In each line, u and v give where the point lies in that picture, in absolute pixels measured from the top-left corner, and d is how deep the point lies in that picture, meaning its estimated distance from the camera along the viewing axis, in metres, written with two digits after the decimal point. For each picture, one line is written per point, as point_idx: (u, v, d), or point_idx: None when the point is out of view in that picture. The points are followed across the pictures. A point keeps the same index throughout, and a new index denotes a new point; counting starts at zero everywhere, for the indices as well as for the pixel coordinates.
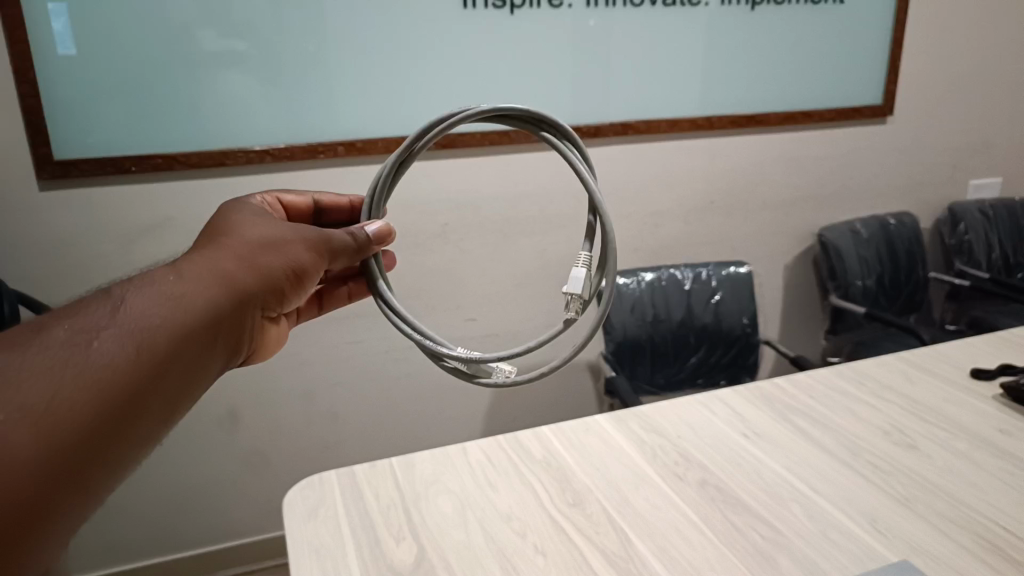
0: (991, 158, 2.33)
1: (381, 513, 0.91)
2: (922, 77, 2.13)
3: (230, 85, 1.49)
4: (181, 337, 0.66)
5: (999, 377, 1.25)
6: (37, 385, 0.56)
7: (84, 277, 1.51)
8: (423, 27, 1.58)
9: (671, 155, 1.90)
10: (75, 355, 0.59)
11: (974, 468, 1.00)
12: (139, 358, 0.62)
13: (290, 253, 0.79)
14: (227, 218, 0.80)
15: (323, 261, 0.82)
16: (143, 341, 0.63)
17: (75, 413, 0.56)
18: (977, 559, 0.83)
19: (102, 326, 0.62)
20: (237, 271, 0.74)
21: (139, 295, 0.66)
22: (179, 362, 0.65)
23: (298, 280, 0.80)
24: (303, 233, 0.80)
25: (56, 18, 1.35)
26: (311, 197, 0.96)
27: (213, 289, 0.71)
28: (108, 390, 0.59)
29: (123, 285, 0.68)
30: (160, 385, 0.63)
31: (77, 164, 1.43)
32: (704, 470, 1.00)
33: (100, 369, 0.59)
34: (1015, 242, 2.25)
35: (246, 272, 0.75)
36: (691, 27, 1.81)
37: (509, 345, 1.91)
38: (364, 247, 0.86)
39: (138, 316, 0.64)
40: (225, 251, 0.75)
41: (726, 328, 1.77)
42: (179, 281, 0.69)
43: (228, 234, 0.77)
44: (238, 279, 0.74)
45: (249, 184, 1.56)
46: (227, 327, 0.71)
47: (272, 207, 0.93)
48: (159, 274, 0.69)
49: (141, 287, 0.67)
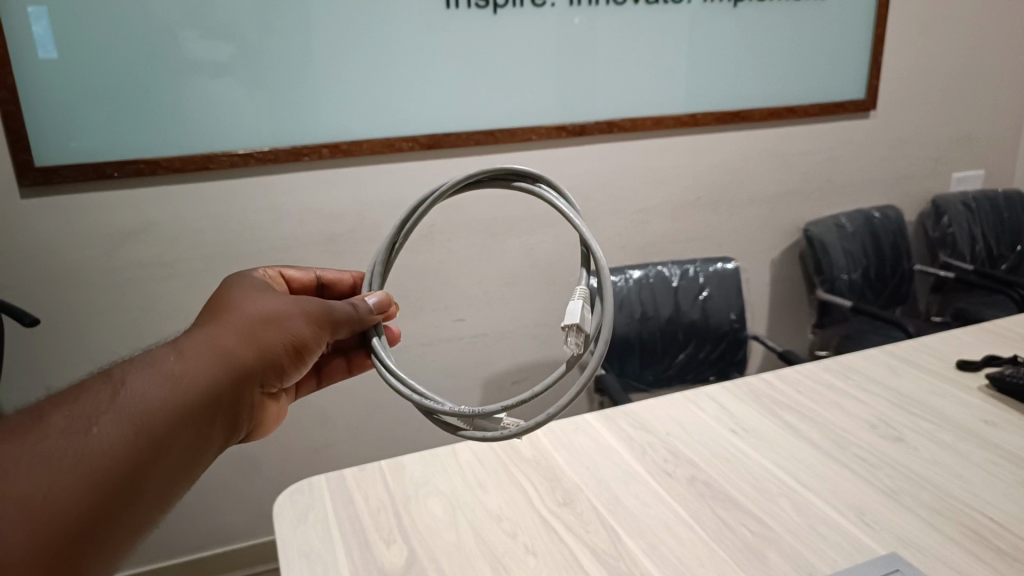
0: (973, 151, 2.34)
1: (370, 516, 0.91)
2: (904, 72, 2.14)
3: (213, 89, 1.48)
4: (179, 420, 0.66)
5: (983, 369, 1.26)
6: (30, 475, 0.57)
7: (69, 286, 1.51)
8: (406, 28, 1.58)
9: (657, 152, 1.90)
10: (70, 443, 0.60)
11: (961, 459, 1.01)
12: (136, 445, 0.62)
13: (289, 327, 0.76)
14: (235, 289, 0.79)
15: (331, 330, 0.80)
16: (142, 425, 0.63)
17: (65, 506, 0.57)
18: (964, 550, 0.83)
19: (100, 411, 0.63)
20: (238, 346, 0.73)
21: (139, 375, 0.66)
22: (177, 445, 0.65)
23: (302, 354, 0.78)
24: (303, 306, 0.77)
25: (36, 21, 1.34)
26: (314, 272, 0.96)
27: (214, 367, 0.70)
28: (99, 480, 0.60)
29: (127, 363, 0.68)
30: (156, 469, 0.64)
31: (59, 170, 1.41)
32: (693, 467, 1.00)
33: (96, 459, 0.60)
34: (998, 234, 2.27)
35: (249, 347, 0.74)
36: (674, 25, 1.81)
37: (498, 345, 1.91)
38: (365, 318, 0.82)
39: (138, 399, 0.64)
40: (229, 323, 0.74)
41: (714, 325, 1.78)
42: (181, 358, 0.69)
43: (234, 306, 0.76)
44: (240, 354, 0.73)
45: (234, 187, 1.55)
46: (227, 405, 0.71)
47: (273, 279, 0.93)
48: (162, 352, 0.70)
49: (144, 366, 0.67)
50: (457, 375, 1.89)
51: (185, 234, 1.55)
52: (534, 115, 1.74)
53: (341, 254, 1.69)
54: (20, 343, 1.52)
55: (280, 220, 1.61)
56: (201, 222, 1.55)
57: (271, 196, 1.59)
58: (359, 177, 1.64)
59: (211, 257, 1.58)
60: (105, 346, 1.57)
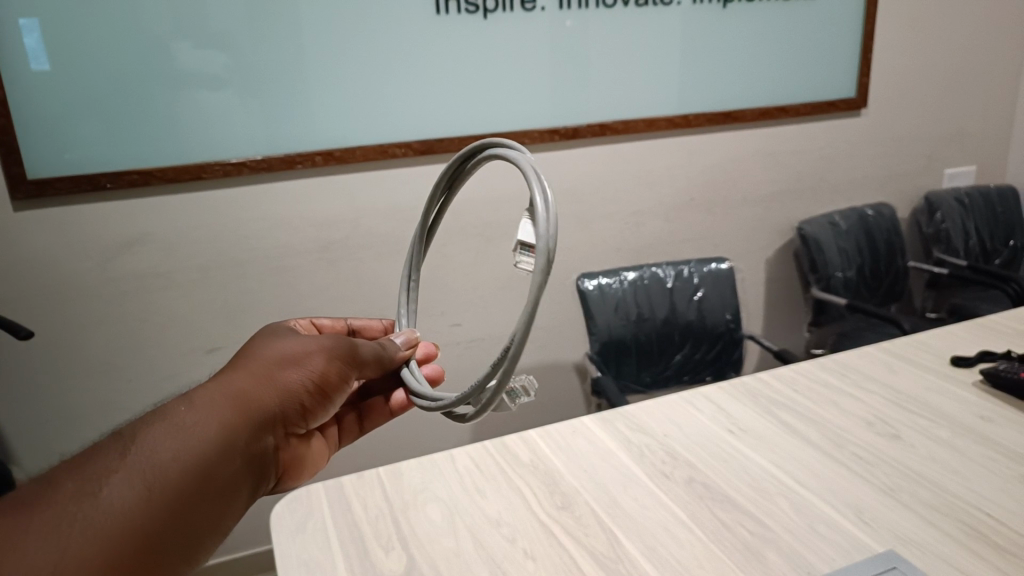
0: (964, 147, 2.35)
1: (369, 523, 0.91)
2: (895, 69, 2.15)
3: (205, 99, 1.48)
4: (193, 471, 0.64)
5: (979, 364, 1.26)
6: (45, 540, 0.54)
7: (64, 298, 1.50)
8: (395, 33, 1.58)
9: (650, 154, 1.90)
10: (83, 504, 0.57)
11: (957, 455, 1.01)
12: (151, 500, 0.60)
13: (310, 366, 0.78)
14: (251, 343, 0.80)
15: (354, 370, 0.82)
16: (154, 483, 0.61)
17: (84, 568, 0.54)
18: (962, 546, 0.84)
19: (112, 468, 0.60)
20: (255, 391, 0.73)
21: (149, 432, 0.64)
22: (194, 499, 0.63)
23: (321, 393, 0.79)
24: (324, 344, 0.80)
25: (27, 33, 1.33)
26: (344, 320, 1.01)
27: (230, 413, 0.70)
28: (116, 538, 0.57)
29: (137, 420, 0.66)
30: (174, 524, 0.61)
31: (52, 182, 1.41)
32: (691, 468, 1.01)
33: (108, 519, 0.57)
34: (991, 229, 2.28)
35: (262, 395, 0.74)
36: (664, 26, 1.82)
37: (495, 349, 1.91)
38: (393, 356, 0.86)
39: (148, 455, 0.62)
40: (241, 374, 0.74)
41: (709, 325, 1.79)
42: (190, 411, 0.68)
43: (249, 358, 0.77)
44: (254, 399, 0.73)
45: (227, 196, 1.55)
46: (244, 452, 0.70)
47: (307, 329, 0.97)
48: (171, 405, 0.68)
49: (153, 422, 0.66)
50: (455, 380, 1.89)
51: (178, 244, 1.55)
52: (527, 118, 1.74)
53: (336, 261, 1.69)
54: (15, 357, 1.51)
55: (274, 228, 1.61)
56: (195, 232, 1.55)
57: (265, 204, 1.59)
58: (353, 184, 1.64)
59: (205, 266, 1.58)
60: (101, 358, 1.57)
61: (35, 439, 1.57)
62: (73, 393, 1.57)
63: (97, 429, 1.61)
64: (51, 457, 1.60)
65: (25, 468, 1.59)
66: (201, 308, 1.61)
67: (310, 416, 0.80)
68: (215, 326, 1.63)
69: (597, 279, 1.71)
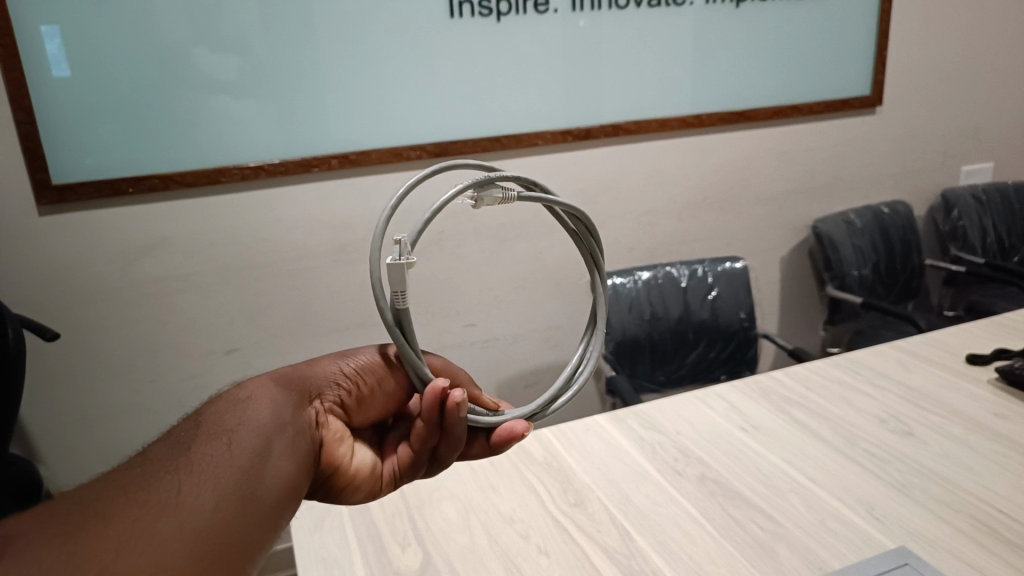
0: (981, 144, 2.34)
1: (386, 520, 0.93)
2: (909, 66, 2.14)
3: (223, 106, 1.51)
4: (274, 426, 0.57)
5: (993, 362, 1.26)
6: (157, 489, 0.48)
7: (86, 302, 1.53)
8: (410, 37, 1.60)
9: (663, 154, 1.91)
10: (179, 462, 0.51)
11: (970, 452, 1.02)
12: (239, 448, 0.54)
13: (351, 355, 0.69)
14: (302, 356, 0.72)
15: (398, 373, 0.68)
16: (232, 436, 0.54)
17: (203, 507, 0.48)
18: (973, 542, 0.84)
19: (193, 436, 0.54)
20: (301, 371, 0.66)
21: (215, 406, 0.58)
22: (283, 451, 0.57)
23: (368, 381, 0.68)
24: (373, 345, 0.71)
25: (50, 41, 1.36)
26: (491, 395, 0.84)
27: (278, 386, 0.62)
28: (223, 481, 0.51)
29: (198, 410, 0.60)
30: (275, 467, 0.55)
31: (74, 187, 1.44)
32: (703, 465, 1.01)
33: (198, 469, 0.51)
34: (1009, 226, 2.26)
35: (313, 375, 0.66)
36: (677, 27, 1.82)
37: (510, 348, 1.93)
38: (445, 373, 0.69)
39: (219, 419, 0.56)
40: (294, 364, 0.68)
41: (723, 324, 1.79)
42: (248, 384, 0.62)
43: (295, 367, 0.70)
44: (301, 377, 0.65)
45: (246, 200, 1.58)
46: (308, 420, 0.62)
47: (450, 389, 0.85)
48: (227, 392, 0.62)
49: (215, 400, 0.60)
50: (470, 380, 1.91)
51: (197, 247, 1.58)
52: (540, 121, 1.76)
53: (351, 262, 1.71)
54: (40, 359, 1.54)
55: (291, 231, 1.64)
56: (212, 236, 1.58)
57: (280, 208, 1.61)
58: (369, 186, 1.66)
59: (223, 269, 1.61)
60: (124, 360, 1.60)
61: (58, 439, 1.60)
62: (96, 393, 1.60)
63: (119, 428, 1.64)
64: (75, 456, 1.63)
65: (50, 467, 1.62)
66: (220, 310, 1.64)
67: (352, 403, 0.67)
68: (234, 328, 1.66)
69: (611, 279, 1.72)
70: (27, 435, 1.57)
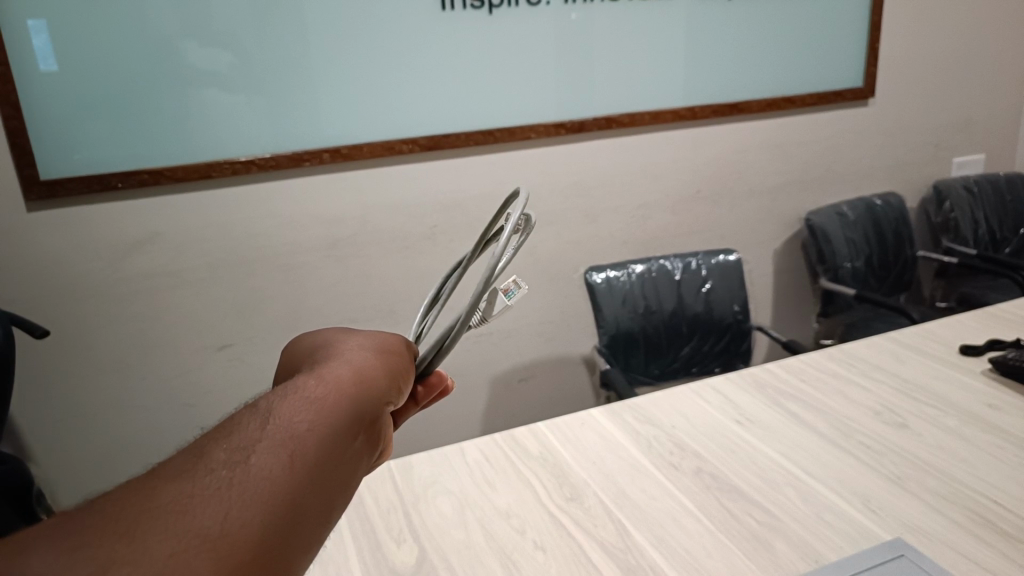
0: (972, 135, 2.34)
1: (381, 516, 0.92)
2: (901, 58, 2.14)
3: (213, 100, 1.49)
4: (340, 434, 0.50)
5: (987, 353, 1.26)
6: (204, 507, 0.42)
7: (79, 297, 1.52)
8: (401, 29, 1.58)
9: (655, 146, 1.90)
10: (236, 471, 0.44)
11: (965, 443, 1.02)
12: (301, 462, 0.46)
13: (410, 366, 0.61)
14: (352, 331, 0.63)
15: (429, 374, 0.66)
16: (300, 450, 0.47)
17: (249, 542, 0.42)
18: (969, 534, 0.84)
19: (254, 436, 0.47)
20: (366, 358, 0.57)
21: (288, 396, 0.51)
22: (343, 463, 0.49)
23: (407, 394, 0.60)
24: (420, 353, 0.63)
25: (36, 35, 1.34)
26: None
27: (358, 382, 0.54)
28: (277, 507, 0.44)
29: (270, 390, 0.52)
30: (331, 494, 0.48)
31: (63, 182, 1.42)
32: (699, 459, 1.01)
33: (255, 488, 0.44)
34: (1000, 216, 2.27)
35: (388, 370, 0.57)
36: (669, 20, 1.82)
37: (504, 341, 1.93)
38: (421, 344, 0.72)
39: (290, 419, 0.49)
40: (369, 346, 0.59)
41: (717, 317, 1.79)
42: (326, 372, 0.54)
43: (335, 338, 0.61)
44: (381, 370, 0.57)
45: (238, 194, 1.57)
46: (377, 428, 0.54)
47: None
48: (303, 374, 0.54)
49: (289, 387, 0.52)
50: (464, 374, 1.91)
51: (190, 243, 1.56)
52: (533, 115, 1.75)
53: (343, 257, 1.70)
54: (31, 356, 1.52)
55: (283, 227, 1.62)
56: (204, 231, 1.57)
57: (272, 202, 1.60)
58: (360, 180, 1.65)
59: (215, 265, 1.60)
60: (116, 355, 1.59)
61: (50, 437, 1.59)
62: (89, 390, 1.59)
63: (111, 425, 1.63)
64: (67, 454, 1.61)
65: (41, 465, 1.60)
66: (212, 306, 1.63)
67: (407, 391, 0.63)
68: (226, 323, 1.65)
69: (605, 273, 1.72)
70: (18, 432, 1.55)
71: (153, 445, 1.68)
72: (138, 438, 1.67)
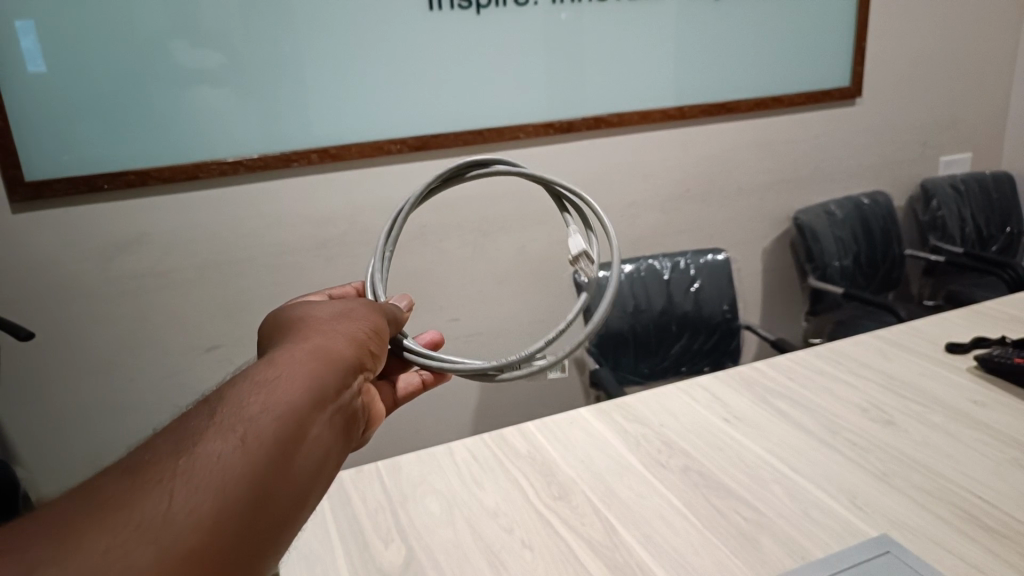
0: (959, 134, 2.36)
1: (370, 517, 0.92)
2: (889, 57, 2.15)
3: (200, 101, 1.49)
4: (288, 417, 0.53)
5: (973, 350, 1.27)
6: (152, 496, 0.45)
7: (65, 299, 1.51)
8: (388, 30, 1.58)
9: (644, 146, 1.91)
10: (187, 457, 0.48)
11: (951, 440, 1.02)
12: (251, 441, 0.50)
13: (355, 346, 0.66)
14: (295, 316, 0.68)
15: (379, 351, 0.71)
16: (251, 432, 0.51)
17: (203, 517, 0.45)
18: (955, 529, 0.84)
19: (203, 425, 0.51)
20: (313, 346, 0.62)
21: (238, 387, 0.55)
22: (299, 439, 0.54)
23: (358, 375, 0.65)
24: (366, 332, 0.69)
25: (24, 36, 1.34)
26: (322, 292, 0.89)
27: (307, 367, 0.59)
28: (229, 484, 0.47)
29: (221, 385, 0.56)
30: (287, 468, 0.52)
31: (48, 184, 1.42)
32: (686, 457, 1.02)
33: (207, 470, 0.47)
34: (986, 214, 2.29)
35: (334, 351, 0.62)
36: (657, 20, 1.82)
37: (493, 341, 1.92)
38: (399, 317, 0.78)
39: (239, 406, 0.53)
40: (313, 334, 0.64)
41: (707, 315, 1.79)
42: (274, 363, 0.58)
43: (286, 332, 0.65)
44: (328, 354, 0.62)
45: (226, 195, 1.56)
46: (333, 405, 0.59)
47: None
48: (252, 367, 0.58)
49: (238, 379, 0.56)
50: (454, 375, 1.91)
51: (177, 244, 1.56)
52: (522, 114, 1.75)
53: (333, 258, 1.70)
54: (18, 359, 1.51)
55: (271, 227, 1.62)
56: (192, 232, 1.56)
57: (261, 202, 1.60)
58: (349, 179, 1.65)
59: (203, 266, 1.59)
60: (103, 357, 1.58)
61: (38, 440, 1.58)
62: (76, 393, 1.58)
63: (100, 428, 1.63)
64: (54, 456, 1.61)
65: (28, 468, 1.59)
66: (200, 307, 1.62)
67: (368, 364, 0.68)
68: (215, 325, 1.65)
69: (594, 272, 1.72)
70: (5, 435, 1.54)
71: None
72: (126, 439, 1.66)
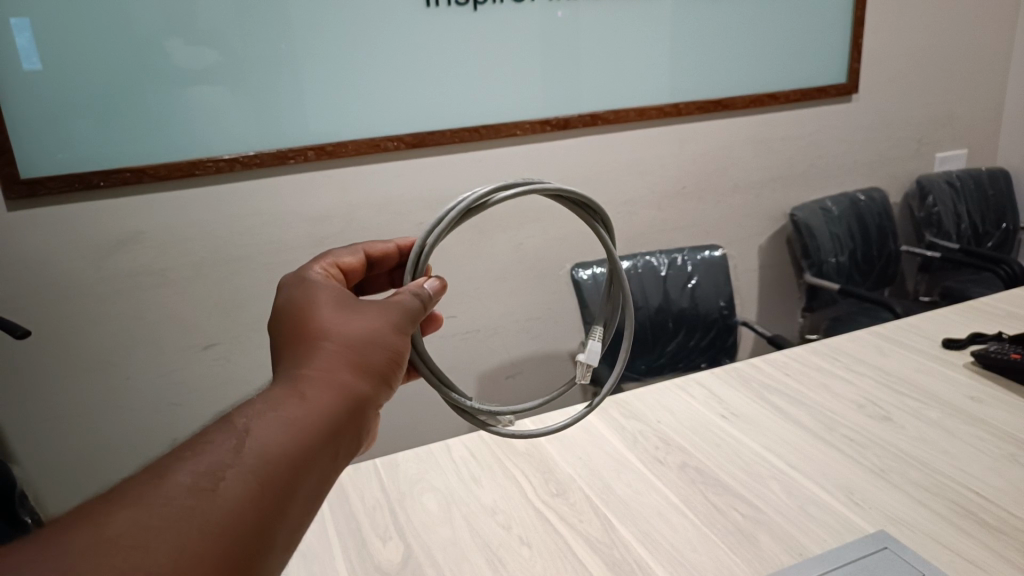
0: (954, 131, 2.36)
1: (367, 515, 0.92)
2: (885, 53, 2.15)
3: (196, 98, 1.48)
4: (305, 467, 0.51)
5: (969, 345, 1.27)
6: (164, 541, 0.42)
7: (61, 297, 1.50)
8: (385, 26, 1.58)
9: (640, 143, 1.91)
10: (202, 498, 0.45)
11: (948, 435, 1.03)
12: (267, 492, 0.48)
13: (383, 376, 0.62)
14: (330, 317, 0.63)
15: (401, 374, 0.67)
16: (270, 481, 0.48)
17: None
18: (952, 525, 0.85)
19: (224, 460, 0.47)
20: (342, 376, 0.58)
21: (263, 417, 0.51)
22: (309, 491, 0.51)
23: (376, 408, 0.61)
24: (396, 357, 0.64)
25: (19, 33, 1.33)
26: (362, 252, 0.83)
27: (333, 407, 0.55)
28: (237, 539, 0.45)
29: (246, 406, 0.53)
30: (293, 521, 0.50)
31: (43, 181, 1.41)
32: (683, 453, 1.02)
33: (220, 520, 0.45)
34: (981, 211, 2.30)
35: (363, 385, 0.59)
36: (654, 16, 1.82)
37: (489, 339, 1.92)
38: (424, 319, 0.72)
39: (263, 443, 0.50)
40: (345, 355, 0.60)
41: (703, 312, 1.80)
42: (303, 393, 0.55)
43: (315, 330, 0.61)
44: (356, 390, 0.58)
45: (221, 192, 1.56)
46: (346, 450, 0.56)
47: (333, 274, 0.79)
48: (279, 390, 0.54)
49: (265, 405, 0.53)
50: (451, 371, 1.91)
51: (173, 241, 1.55)
52: (519, 110, 1.75)
53: None
54: (14, 358, 1.51)
55: (267, 225, 1.62)
56: (188, 230, 1.56)
57: (256, 200, 1.59)
58: (346, 177, 1.65)
59: (199, 264, 1.59)
60: (99, 355, 1.57)
61: (33, 439, 1.57)
62: (72, 392, 1.58)
63: (96, 427, 1.62)
64: (50, 455, 1.60)
65: (24, 467, 1.58)
66: (196, 306, 1.62)
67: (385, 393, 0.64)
68: (211, 323, 1.64)
69: (591, 269, 1.72)
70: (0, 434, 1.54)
71: (137, 446, 1.67)
72: (122, 438, 1.65)
